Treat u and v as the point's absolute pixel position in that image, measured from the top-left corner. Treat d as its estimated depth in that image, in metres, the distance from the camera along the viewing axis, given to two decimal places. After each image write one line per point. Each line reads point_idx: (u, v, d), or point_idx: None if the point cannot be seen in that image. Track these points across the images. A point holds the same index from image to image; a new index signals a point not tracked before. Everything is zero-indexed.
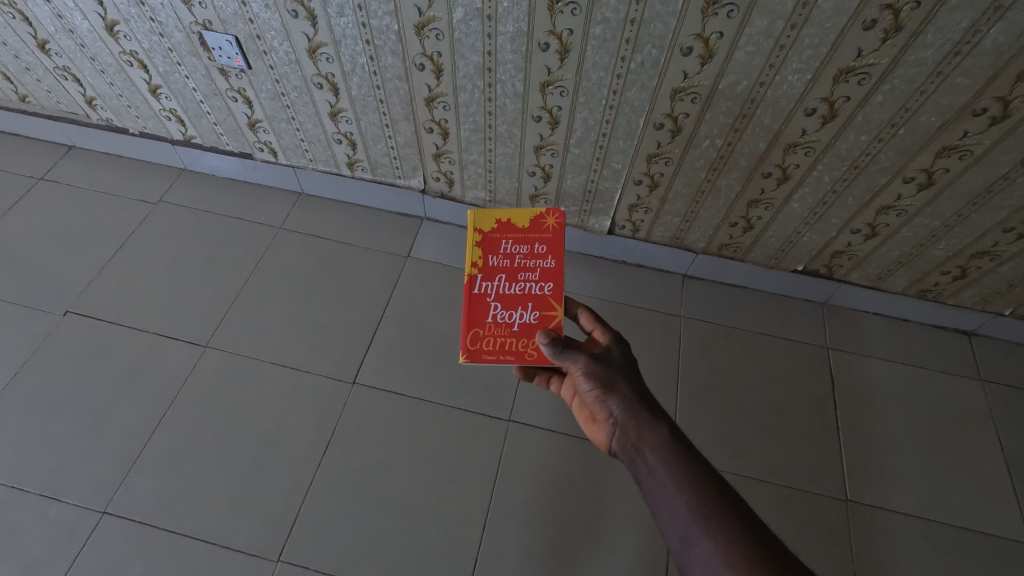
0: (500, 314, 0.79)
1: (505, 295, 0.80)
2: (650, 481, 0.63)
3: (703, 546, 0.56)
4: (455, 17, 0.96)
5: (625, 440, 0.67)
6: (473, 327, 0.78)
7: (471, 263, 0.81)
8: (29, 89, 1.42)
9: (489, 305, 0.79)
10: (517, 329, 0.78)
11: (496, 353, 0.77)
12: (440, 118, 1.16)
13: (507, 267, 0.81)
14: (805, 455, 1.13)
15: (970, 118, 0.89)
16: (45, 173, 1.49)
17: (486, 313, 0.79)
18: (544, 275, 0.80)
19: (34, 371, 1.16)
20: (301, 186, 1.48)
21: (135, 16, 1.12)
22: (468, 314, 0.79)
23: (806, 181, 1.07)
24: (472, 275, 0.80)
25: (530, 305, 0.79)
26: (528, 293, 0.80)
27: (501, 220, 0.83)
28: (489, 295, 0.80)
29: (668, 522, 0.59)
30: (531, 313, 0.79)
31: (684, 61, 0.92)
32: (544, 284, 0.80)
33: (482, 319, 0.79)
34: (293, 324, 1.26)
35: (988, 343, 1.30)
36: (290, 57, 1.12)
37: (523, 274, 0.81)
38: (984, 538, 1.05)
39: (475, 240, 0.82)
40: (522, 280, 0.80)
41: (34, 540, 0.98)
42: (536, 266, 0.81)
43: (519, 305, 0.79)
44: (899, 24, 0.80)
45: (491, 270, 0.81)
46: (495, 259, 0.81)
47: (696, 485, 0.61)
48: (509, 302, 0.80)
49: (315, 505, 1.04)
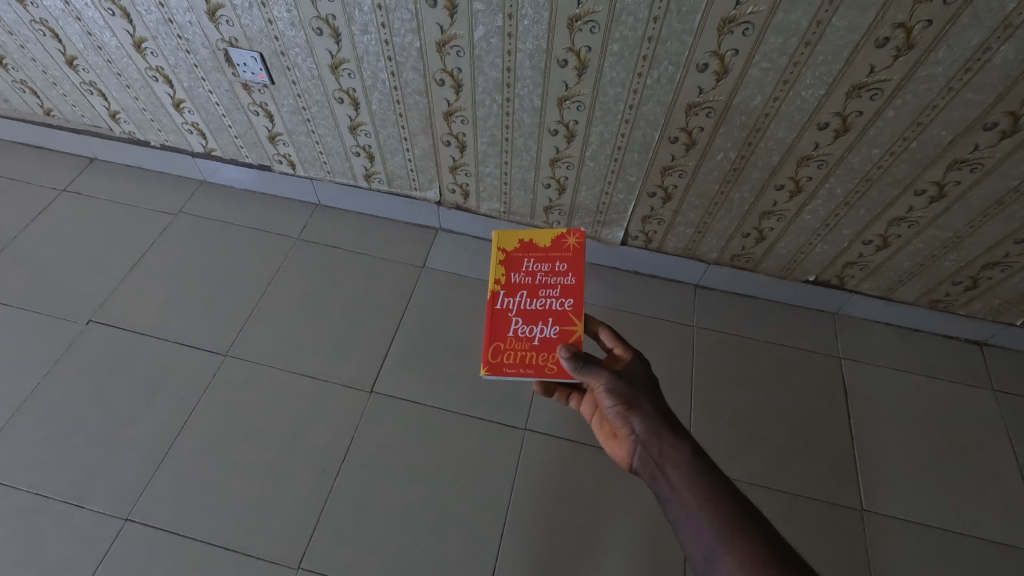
0: (518, 326, 0.81)
1: (526, 310, 0.82)
2: (673, 499, 0.63)
3: (728, 565, 0.56)
4: (477, 35, 0.99)
5: (647, 458, 0.68)
6: (494, 340, 0.80)
7: (494, 279, 0.83)
8: (55, 103, 1.45)
9: (509, 318, 0.81)
10: (537, 343, 0.79)
11: (516, 366, 0.78)
12: (458, 132, 1.18)
13: (529, 283, 0.83)
14: (820, 464, 1.14)
15: (980, 132, 0.91)
16: (67, 185, 1.52)
17: (508, 326, 0.81)
18: (565, 291, 0.82)
19: (55, 380, 1.18)
20: (318, 198, 1.51)
21: (164, 33, 1.16)
22: (490, 328, 0.81)
23: (818, 193, 1.09)
24: (495, 291, 0.82)
25: (548, 316, 0.81)
26: (548, 308, 0.81)
27: (524, 239, 0.86)
28: (510, 307, 0.82)
29: (691, 541, 0.60)
30: (552, 328, 0.80)
31: (700, 77, 0.95)
32: (565, 300, 0.82)
33: (503, 333, 0.80)
34: (310, 333, 1.28)
35: (999, 354, 1.31)
36: (313, 73, 1.15)
37: (544, 290, 0.83)
38: (1001, 549, 1.05)
39: (498, 258, 0.85)
40: (543, 296, 0.82)
41: (59, 547, 0.99)
42: (557, 282, 0.83)
43: (540, 319, 0.81)
44: (911, 42, 0.82)
45: (514, 286, 0.83)
46: (517, 276, 0.83)
47: (719, 504, 0.61)
48: (530, 317, 0.81)
49: (333, 513, 1.05)
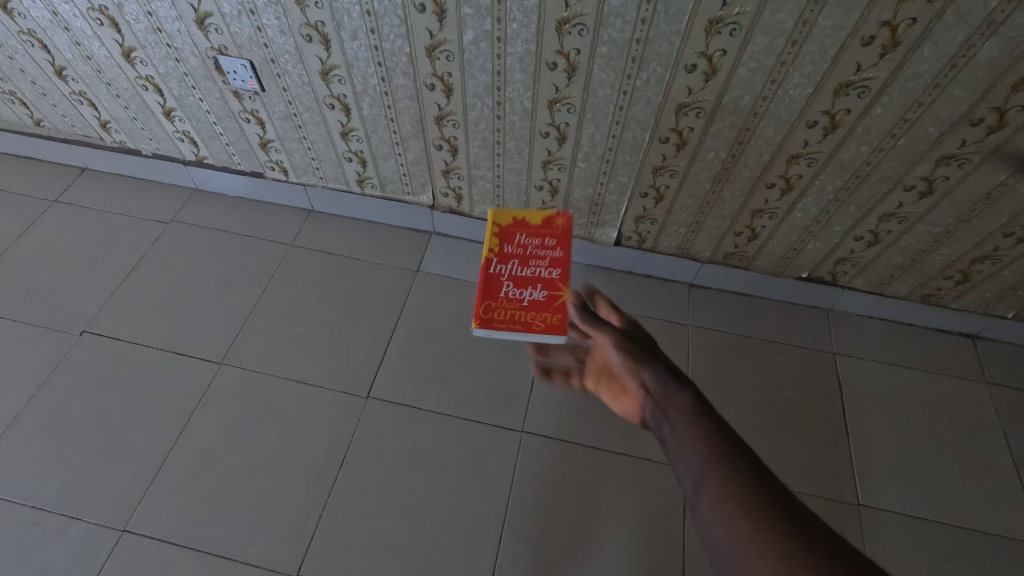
0: (509, 290, 0.87)
1: (517, 276, 0.89)
2: (670, 438, 0.63)
3: (717, 493, 0.55)
4: (466, 39, 0.99)
5: (649, 404, 0.68)
6: (487, 299, 0.86)
7: (488, 248, 0.91)
8: (45, 113, 1.45)
9: (501, 281, 0.88)
10: (526, 304, 0.86)
11: (506, 322, 0.84)
12: (450, 136, 1.19)
13: (520, 255, 0.92)
14: (816, 459, 1.15)
15: (967, 128, 0.92)
16: (59, 195, 1.52)
17: (500, 288, 0.88)
18: (554, 262, 0.90)
19: (49, 393, 1.17)
20: (311, 204, 1.51)
21: (153, 42, 1.16)
22: (483, 288, 0.87)
23: (809, 190, 1.10)
24: (489, 258, 0.91)
25: (537, 281, 0.88)
26: (538, 276, 0.89)
27: (516, 218, 0.96)
28: (502, 272, 0.89)
29: (684, 475, 0.59)
30: (541, 291, 0.87)
31: (689, 77, 0.95)
32: (553, 269, 0.89)
33: (495, 293, 0.87)
34: (305, 340, 1.28)
35: (991, 347, 1.32)
36: (303, 80, 1.15)
37: (534, 260, 0.91)
38: (997, 541, 1.05)
39: (493, 232, 0.94)
40: (533, 265, 0.90)
41: (56, 561, 0.99)
42: (546, 255, 0.92)
43: (530, 284, 0.88)
44: (896, 40, 0.83)
45: (506, 255, 0.91)
46: (510, 247, 0.92)
47: (714, 440, 0.60)
48: (520, 282, 0.89)
49: (331, 520, 1.05)
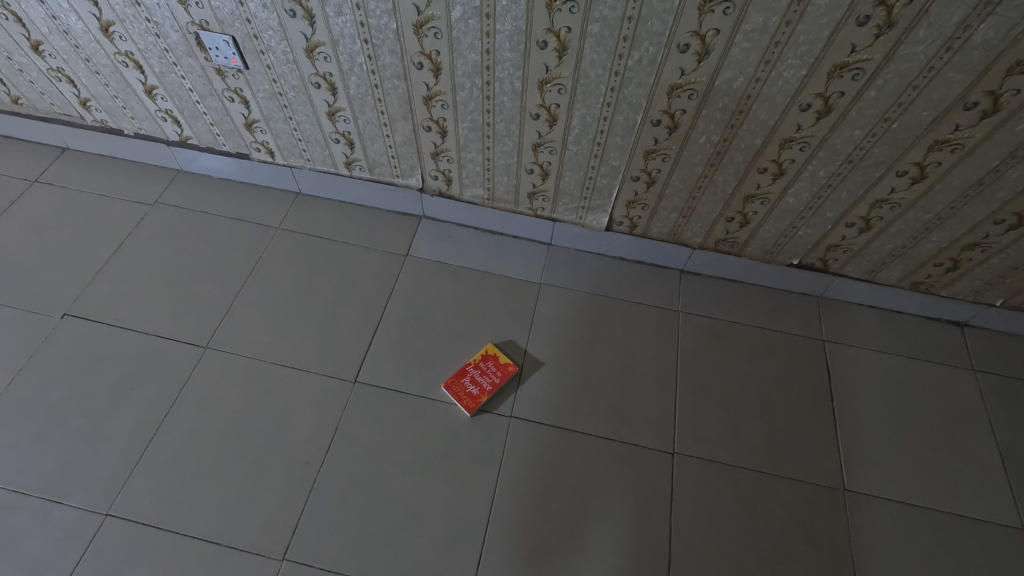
0: (465, 380, 1.19)
1: (480, 371, 1.20)
2: None
3: None
4: (455, 15, 0.96)
5: None
6: (459, 371, 1.20)
7: (483, 350, 1.24)
8: (22, 90, 1.41)
9: (476, 370, 1.20)
10: (467, 389, 1.17)
11: (454, 388, 1.18)
12: (439, 117, 1.16)
13: (494, 361, 1.22)
14: (803, 446, 1.15)
15: (960, 112, 0.91)
16: (39, 175, 1.48)
17: (467, 372, 1.20)
18: (497, 382, 1.19)
19: (29, 376, 1.15)
20: (298, 187, 1.48)
21: (131, 16, 1.12)
22: (462, 366, 1.22)
23: (802, 175, 1.08)
24: (477, 354, 1.23)
25: (479, 388, 1.18)
26: (486, 380, 1.19)
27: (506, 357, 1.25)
28: (469, 371, 1.20)
29: None
30: (477, 389, 1.18)
31: (681, 57, 0.94)
32: (493, 385, 1.18)
33: (462, 372, 1.20)
34: (292, 324, 1.26)
35: (979, 334, 1.32)
36: (288, 57, 1.12)
37: (494, 368, 1.21)
38: (979, 525, 1.06)
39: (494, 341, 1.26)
40: (491, 372, 1.20)
41: (39, 543, 0.98)
42: (500, 374, 1.20)
43: (479, 381, 1.19)
44: (892, 20, 0.82)
45: (485, 357, 1.22)
46: (492, 356, 1.23)
47: None
48: (477, 378, 1.19)
49: (318, 503, 1.04)
